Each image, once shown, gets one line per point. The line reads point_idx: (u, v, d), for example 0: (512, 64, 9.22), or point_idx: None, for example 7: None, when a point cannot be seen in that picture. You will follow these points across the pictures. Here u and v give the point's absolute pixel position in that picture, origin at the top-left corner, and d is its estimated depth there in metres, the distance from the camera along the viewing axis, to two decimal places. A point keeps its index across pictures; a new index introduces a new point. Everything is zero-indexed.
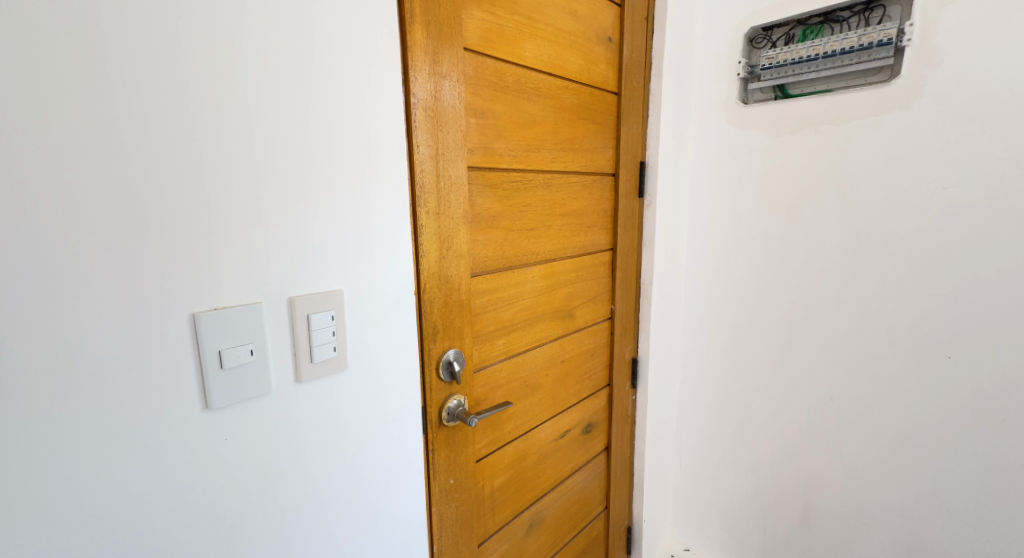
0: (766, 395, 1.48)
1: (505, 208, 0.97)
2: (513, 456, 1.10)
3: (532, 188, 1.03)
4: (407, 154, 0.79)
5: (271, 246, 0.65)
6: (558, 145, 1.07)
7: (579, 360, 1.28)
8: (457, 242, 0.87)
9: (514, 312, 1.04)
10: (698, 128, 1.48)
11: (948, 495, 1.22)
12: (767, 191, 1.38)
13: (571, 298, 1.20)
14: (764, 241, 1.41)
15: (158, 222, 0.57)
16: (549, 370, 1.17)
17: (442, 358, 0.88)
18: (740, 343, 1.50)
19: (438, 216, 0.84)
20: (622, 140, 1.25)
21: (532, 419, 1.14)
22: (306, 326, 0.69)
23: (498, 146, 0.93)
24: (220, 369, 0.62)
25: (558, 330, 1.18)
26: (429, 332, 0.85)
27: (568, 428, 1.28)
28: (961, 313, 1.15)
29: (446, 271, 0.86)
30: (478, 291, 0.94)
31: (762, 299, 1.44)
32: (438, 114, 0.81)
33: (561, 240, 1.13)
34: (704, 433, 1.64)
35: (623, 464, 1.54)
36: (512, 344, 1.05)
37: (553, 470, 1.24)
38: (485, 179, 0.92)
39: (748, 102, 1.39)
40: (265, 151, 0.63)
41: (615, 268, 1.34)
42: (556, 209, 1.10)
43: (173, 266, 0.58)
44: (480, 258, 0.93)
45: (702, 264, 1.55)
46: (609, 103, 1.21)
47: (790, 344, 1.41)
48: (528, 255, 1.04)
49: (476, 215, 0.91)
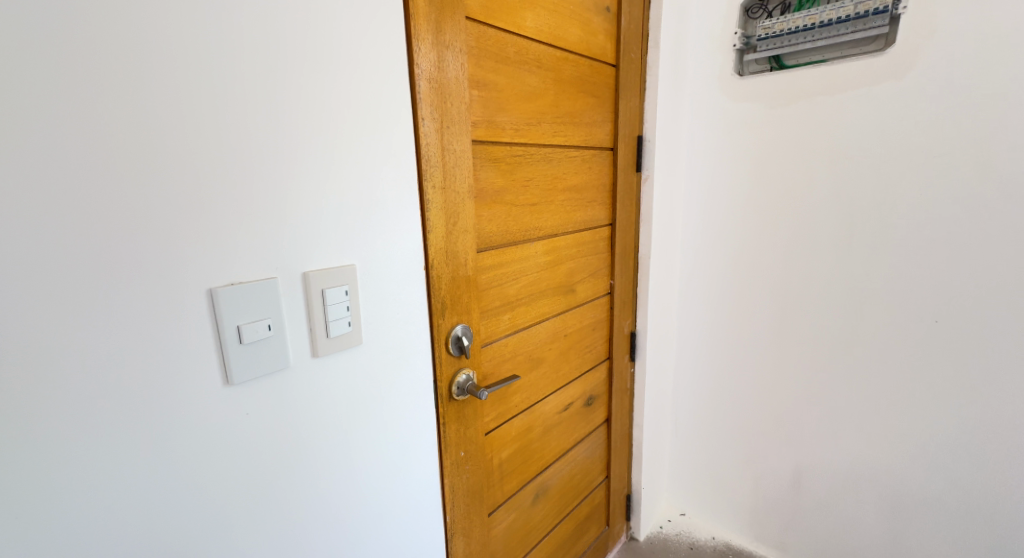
0: (760, 365, 1.51)
1: (508, 182, 0.97)
2: (520, 429, 1.12)
3: (534, 162, 1.02)
4: (412, 128, 0.77)
5: (282, 224, 0.64)
6: (558, 119, 1.06)
7: (580, 334, 1.28)
8: (463, 217, 0.87)
9: (519, 287, 1.05)
10: (692, 102, 1.48)
11: (934, 455, 1.27)
12: (762, 163, 1.39)
13: (573, 273, 1.21)
14: (758, 215, 1.42)
15: (171, 200, 0.56)
16: (551, 345, 1.18)
17: (451, 334, 0.88)
18: (735, 315, 1.53)
19: (444, 191, 0.83)
20: (620, 114, 1.25)
21: (537, 392, 1.16)
22: (320, 301, 0.68)
23: (500, 120, 0.93)
24: (240, 344, 0.62)
25: (560, 305, 1.19)
26: (437, 308, 0.85)
27: (571, 401, 1.29)
28: (950, 280, 1.18)
29: (453, 247, 0.86)
30: (484, 266, 0.94)
31: (757, 270, 1.46)
32: (442, 85, 0.80)
33: (563, 215, 1.14)
34: (700, 403, 1.67)
35: (622, 436, 1.57)
36: (517, 319, 1.06)
37: (557, 442, 1.26)
38: (488, 153, 0.91)
39: (743, 73, 1.38)
40: (276, 122, 0.62)
41: (615, 244, 1.34)
42: (557, 183, 1.10)
43: (186, 245, 0.57)
44: (485, 233, 0.93)
45: (698, 238, 1.56)
46: (608, 75, 1.20)
47: (785, 316, 1.43)
48: (531, 230, 1.04)
49: (481, 190, 0.91)
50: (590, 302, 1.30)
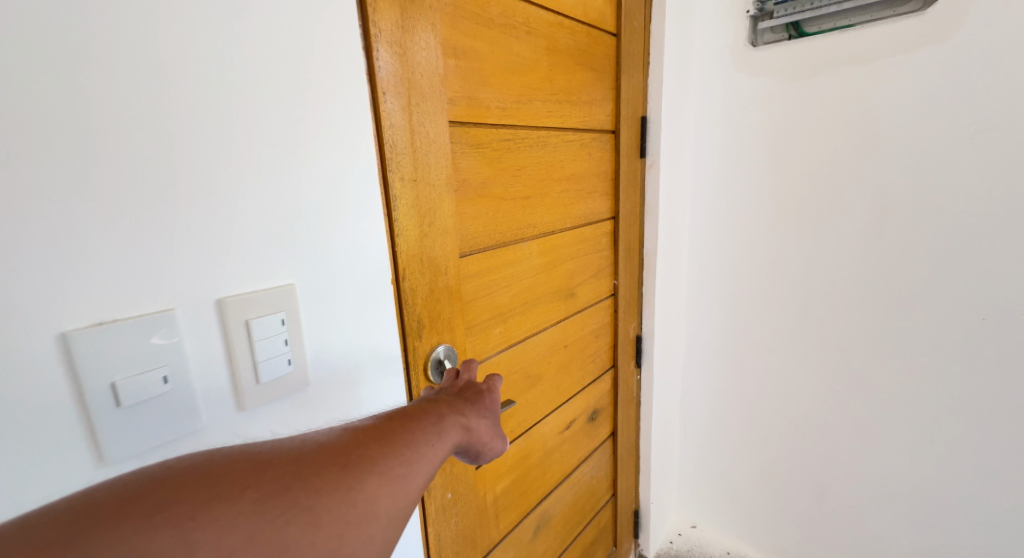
0: (779, 369, 1.37)
1: (495, 171, 0.81)
2: (517, 456, 0.98)
3: (526, 147, 0.87)
4: (372, 107, 0.62)
5: (184, 234, 0.48)
6: (552, 96, 0.91)
7: (581, 343, 1.13)
8: (440, 215, 0.72)
9: (511, 295, 0.90)
10: (700, 77, 1.32)
11: (979, 468, 1.13)
12: (780, 146, 1.24)
13: (573, 275, 1.06)
14: (774, 204, 1.28)
15: (18, 206, 0.40)
16: (550, 358, 1.03)
17: (431, 357, 0.74)
18: (750, 316, 1.38)
19: (415, 184, 0.68)
20: (622, 91, 1.09)
21: (536, 412, 1.01)
22: (245, 336, 0.53)
23: (484, 97, 0.77)
24: (118, 409, 0.46)
25: (560, 312, 1.04)
26: (412, 327, 0.70)
27: (574, 418, 1.15)
28: (1000, 273, 1.03)
29: (429, 252, 0.71)
30: (468, 274, 0.79)
31: (774, 265, 1.31)
32: (408, 52, 0.64)
33: (560, 209, 0.98)
34: (711, 410, 1.53)
35: (629, 449, 1.43)
36: (510, 332, 0.91)
37: (559, 465, 1.12)
38: (470, 138, 0.76)
39: (757, 44, 1.23)
40: (179, 99, 0.46)
41: (617, 240, 1.19)
42: (553, 173, 0.95)
43: (35, 269, 0.41)
44: (468, 233, 0.78)
45: (708, 231, 1.41)
46: (608, 46, 1.04)
47: (804, 314, 1.29)
48: (524, 228, 0.89)
49: (463, 182, 0.76)
50: (591, 305, 1.15)
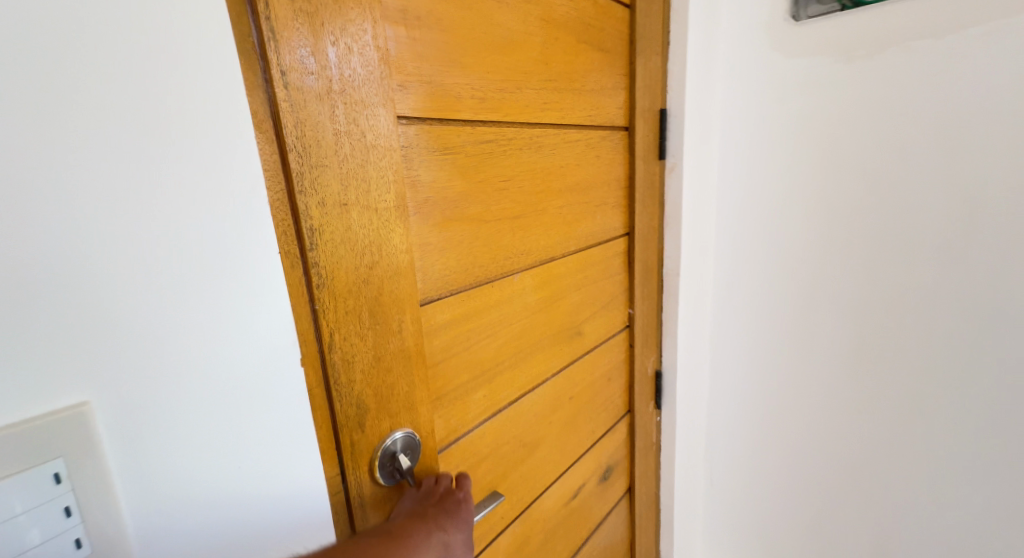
0: (830, 446, 1.03)
1: (470, 185, 0.60)
2: (510, 546, 0.76)
3: (514, 151, 0.65)
4: (266, 94, 0.41)
5: None
6: (549, 83, 0.69)
7: (589, 389, 0.92)
8: (388, 251, 0.50)
9: (499, 346, 0.68)
10: (727, 45, 0.98)
11: None
12: (833, 153, 0.90)
13: (579, 309, 0.85)
14: (826, 231, 0.94)
15: None
16: (552, 417, 0.82)
17: (379, 453, 0.52)
18: (793, 376, 1.05)
19: (346, 209, 0.46)
20: (636, 77, 0.88)
21: (534, 488, 0.79)
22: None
23: (454, 81, 0.56)
24: None
25: (563, 357, 0.82)
26: (349, 414, 0.49)
27: (582, 482, 0.93)
28: None
29: (369, 306, 0.49)
30: (434, 326, 0.58)
31: (825, 312, 0.98)
32: (324, 10, 0.43)
33: (560, 228, 0.77)
34: (743, 489, 1.20)
35: (650, 506, 1.20)
36: (498, 393, 0.69)
37: (564, 544, 0.90)
38: (435, 139, 0.55)
39: (800, 18, 0.88)
40: None
41: (632, 261, 0.98)
42: (551, 182, 0.73)
43: None
44: (434, 271, 0.57)
45: (736, 264, 1.08)
46: (619, 20, 0.83)
47: (857, 364, 0.97)
48: (514, 256, 0.68)
49: (424, 202, 0.55)
50: (601, 343, 0.94)
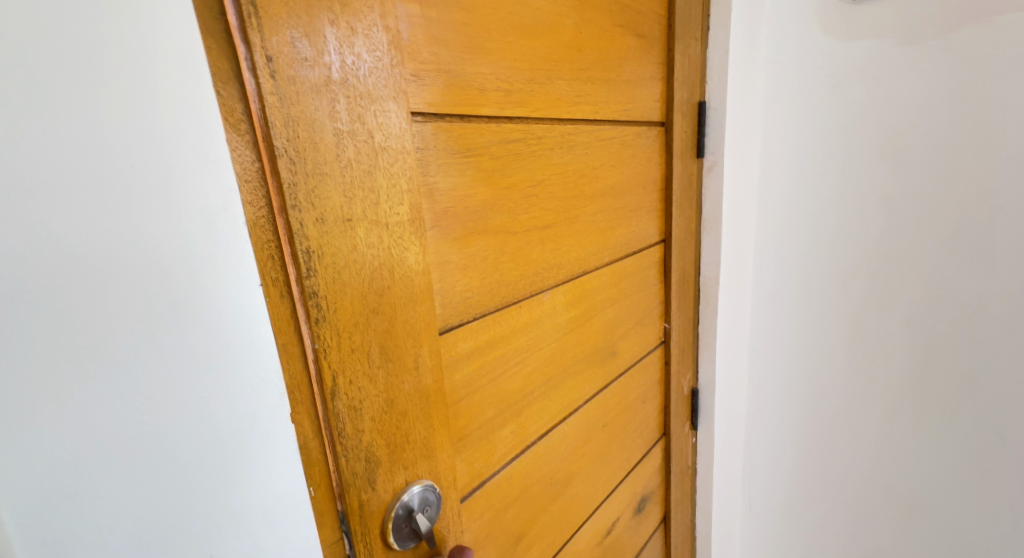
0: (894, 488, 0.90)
1: (495, 192, 0.51)
2: None
3: (545, 152, 0.57)
4: (250, 84, 0.33)
5: None
6: (582, 73, 0.60)
7: (624, 417, 0.83)
8: (403, 275, 0.42)
9: (527, 374, 0.60)
10: (769, 29, 0.86)
11: None
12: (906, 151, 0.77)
13: (613, 327, 0.76)
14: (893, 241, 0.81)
15: None
16: (585, 448, 0.73)
17: (392, 512, 0.44)
18: (852, 406, 0.91)
19: (352, 226, 0.38)
20: (674, 67, 0.79)
21: (565, 530, 0.70)
22: None
23: (478, 72, 0.48)
24: None
25: (597, 382, 0.74)
26: (355, 469, 0.41)
27: (615, 518, 0.84)
28: None
29: (377, 340, 0.41)
30: (457, 357, 0.50)
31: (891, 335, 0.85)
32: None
33: (595, 238, 0.68)
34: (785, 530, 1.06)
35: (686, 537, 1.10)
36: (527, 428, 0.61)
37: None
38: (458, 139, 0.47)
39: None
40: None
41: (669, 272, 0.88)
42: (585, 187, 0.64)
43: None
44: (455, 294, 0.48)
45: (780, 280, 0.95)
46: (657, 1, 0.74)
47: (923, 396, 0.83)
48: (545, 271, 0.60)
49: (443, 213, 0.46)
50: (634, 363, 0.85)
